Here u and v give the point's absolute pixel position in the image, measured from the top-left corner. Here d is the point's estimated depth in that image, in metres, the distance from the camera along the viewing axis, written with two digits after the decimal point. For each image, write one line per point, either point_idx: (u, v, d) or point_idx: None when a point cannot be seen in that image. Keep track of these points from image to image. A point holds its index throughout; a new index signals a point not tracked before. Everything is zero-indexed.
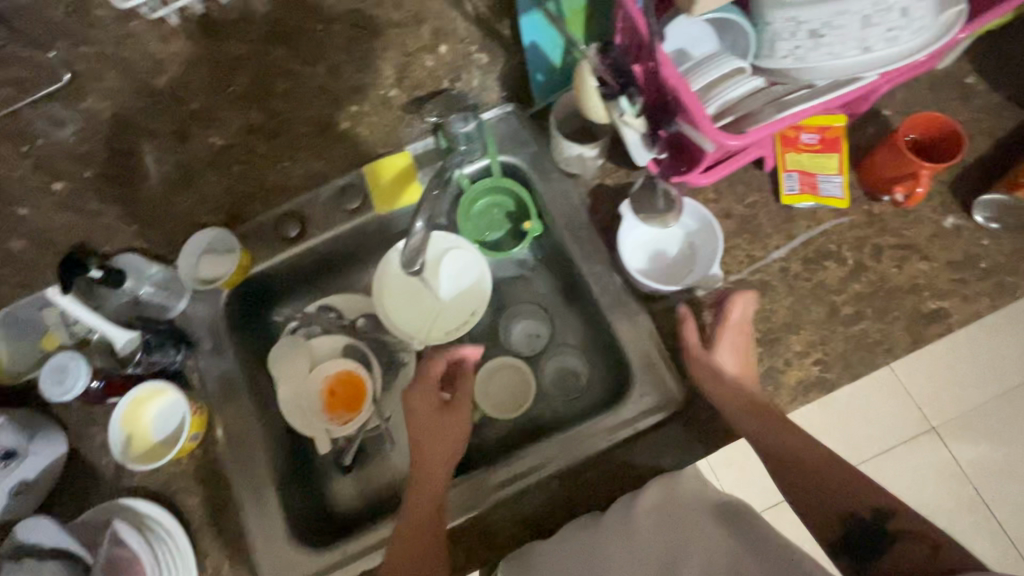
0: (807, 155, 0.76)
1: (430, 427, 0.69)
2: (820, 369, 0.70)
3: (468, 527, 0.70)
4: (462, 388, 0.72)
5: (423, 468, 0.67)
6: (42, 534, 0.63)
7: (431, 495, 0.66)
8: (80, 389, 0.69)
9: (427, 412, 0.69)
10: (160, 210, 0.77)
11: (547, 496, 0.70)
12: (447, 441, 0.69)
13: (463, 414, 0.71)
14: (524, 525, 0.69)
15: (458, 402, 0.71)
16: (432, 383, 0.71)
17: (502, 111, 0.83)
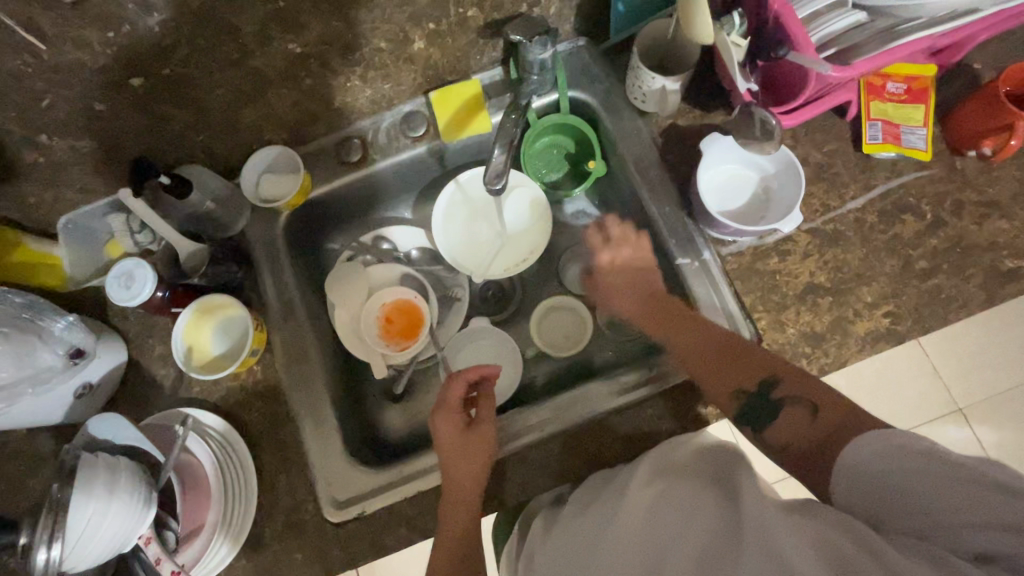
0: (892, 105, 0.73)
1: (455, 447, 0.67)
2: (890, 321, 0.69)
3: (524, 454, 0.70)
4: (482, 412, 0.70)
5: (451, 485, 0.64)
6: (108, 430, 0.61)
7: (464, 513, 0.63)
8: (144, 296, 0.69)
9: (451, 434, 0.67)
10: (230, 126, 0.72)
11: (597, 451, 0.69)
12: (475, 462, 0.66)
13: (486, 432, 0.68)
14: (585, 458, 0.69)
15: (481, 422, 0.69)
16: (456, 405, 0.70)
17: (574, 45, 0.80)
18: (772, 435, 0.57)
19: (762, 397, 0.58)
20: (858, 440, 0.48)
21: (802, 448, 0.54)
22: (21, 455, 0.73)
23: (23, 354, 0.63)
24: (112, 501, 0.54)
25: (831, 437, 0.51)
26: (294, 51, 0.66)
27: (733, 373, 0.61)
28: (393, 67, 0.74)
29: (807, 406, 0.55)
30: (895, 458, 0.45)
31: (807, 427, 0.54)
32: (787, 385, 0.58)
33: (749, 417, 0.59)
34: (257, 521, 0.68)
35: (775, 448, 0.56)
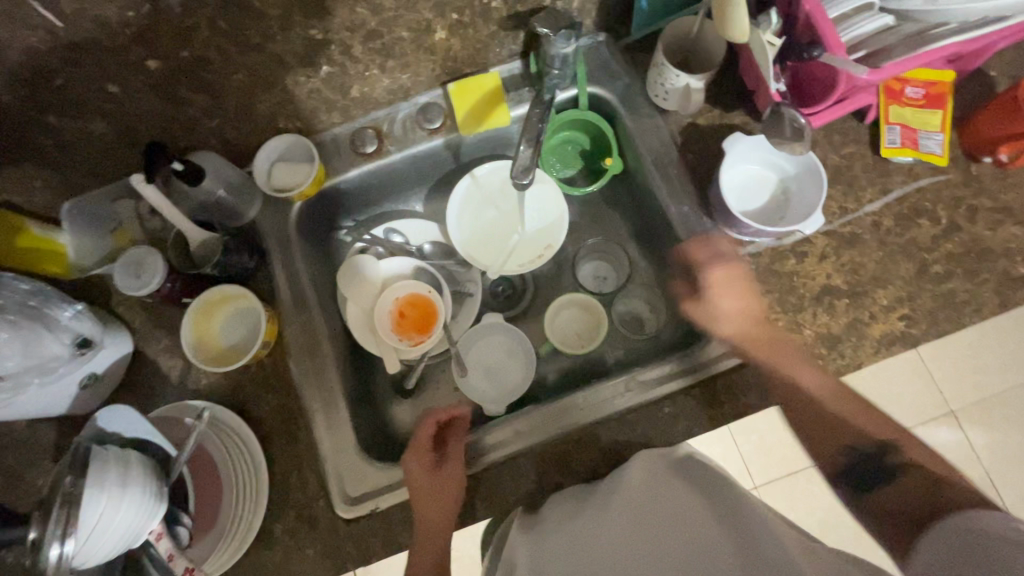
0: (909, 110, 0.74)
1: (424, 493, 0.64)
2: (906, 324, 0.69)
3: (541, 452, 0.69)
4: (451, 450, 0.68)
5: (422, 530, 0.64)
6: (121, 424, 0.60)
7: (439, 547, 0.65)
8: (155, 285, 0.68)
9: (420, 481, 0.65)
10: (246, 111, 0.70)
11: (612, 446, 0.69)
12: (444, 504, 0.64)
13: (457, 474, 0.66)
14: (602, 457, 0.69)
15: (451, 463, 0.67)
16: (424, 449, 0.68)
17: (594, 41, 0.80)
18: (874, 498, 0.59)
19: (875, 462, 0.60)
20: (952, 522, 0.50)
21: (907, 515, 0.55)
22: (24, 445, 0.71)
23: (31, 342, 0.60)
24: (125, 495, 0.53)
25: (937, 509, 0.53)
26: (316, 37, 0.65)
27: (858, 428, 0.63)
28: (414, 57, 0.72)
29: (923, 479, 0.56)
30: (984, 538, 0.47)
31: (918, 498, 0.55)
32: (907, 456, 0.59)
33: (866, 477, 0.60)
34: (266, 517, 0.67)
35: (875, 510, 0.58)
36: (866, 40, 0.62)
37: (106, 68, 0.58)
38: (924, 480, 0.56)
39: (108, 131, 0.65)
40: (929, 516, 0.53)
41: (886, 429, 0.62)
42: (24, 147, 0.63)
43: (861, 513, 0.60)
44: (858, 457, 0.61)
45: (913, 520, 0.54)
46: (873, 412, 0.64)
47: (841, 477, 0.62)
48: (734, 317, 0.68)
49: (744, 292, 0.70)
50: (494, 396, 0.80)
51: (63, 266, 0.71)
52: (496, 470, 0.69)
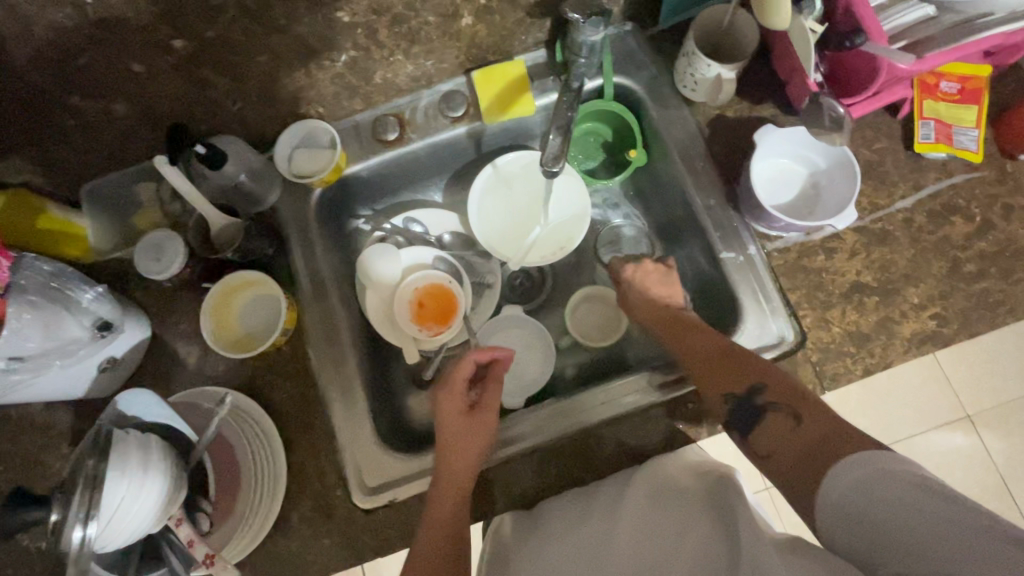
0: (944, 104, 0.72)
1: (456, 431, 0.65)
2: (936, 323, 0.68)
3: (562, 446, 0.68)
4: (485, 396, 0.69)
5: (445, 472, 0.62)
6: (140, 407, 0.59)
7: (455, 497, 0.61)
8: (173, 270, 0.68)
9: (452, 417, 0.66)
10: (269, 95, 0.69)
11: (628, 444, 0.68)
12: (475, 446, 0.64)
13: (489, 418, 0.67)
14: (624, 451, 0.68)
15: (484, 408, 0.67)
16: (458, 390, 0.68)
17: (621, 30, 0.78)
18: (755, 440, 0.56)
19: (747, 402, 0.58)
20: (842, 464, 0.46)
21: (788, 459, 0.52)
22: (41, 428, 0.70)
23: (51, 323, 0.59)
24: (146, 478, 0.53)
25: (819, 447, 0.49)
26: (342, 21, 0.64)
27: (718, 376, 0.61)
28: (438, 42, 0.71)
29: (788, 417, 0.54)
30: (880, 493, 0.42)
31: (790, 436, 0.53)
32: (772, 393, 0.57)
33: (738, 421, 0.58)
34: (283, 505, 0.66)
35: (760, 454, 0.56)
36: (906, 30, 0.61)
37: (133, 48, 0.58)
38: (789, 416, 0.54)
39: (130, 113, 0.65)
40: (814, 459, 0.49)
41: (763, 370, 0.59)
42: (47, 127, 0.62)
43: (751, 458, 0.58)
44: (737, 403, 0.59)
45: (803, 465, 0.49)
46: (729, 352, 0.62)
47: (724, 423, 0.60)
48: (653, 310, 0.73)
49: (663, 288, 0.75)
50: (512, 389, 0.79)
51: (81, 247, 0.71)
52: (516, 464, 0.68)
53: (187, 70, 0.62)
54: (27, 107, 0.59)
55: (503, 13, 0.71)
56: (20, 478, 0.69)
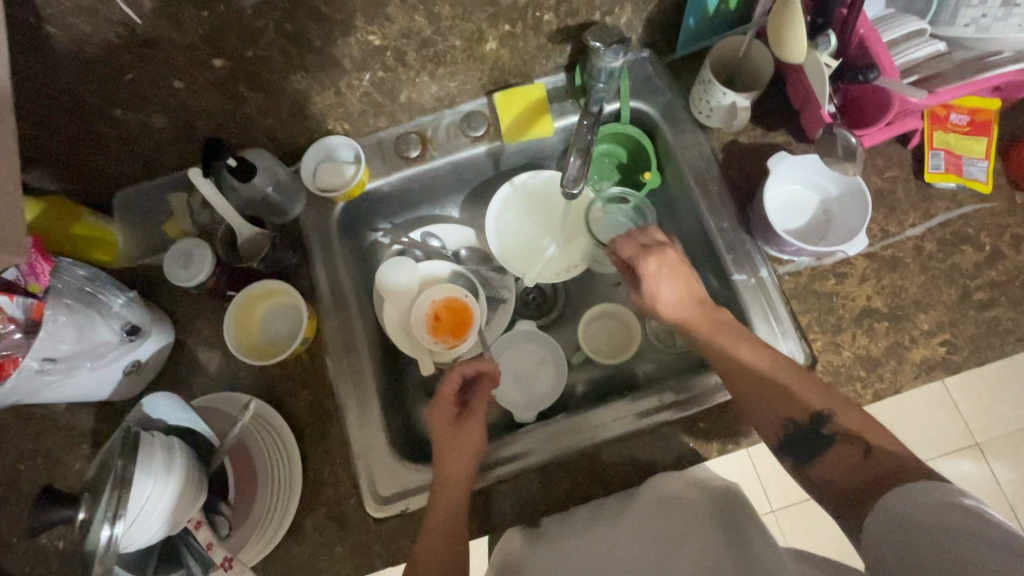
0: (954, 136, 0.74)
1: (445, 438, 0.67)
2: (947, 350, 0.68)
3: (574, 462, 0.69)
4: (473, 405, 0.71)
5: (442, 478, 0.64)
6: (165, 410, 0.61)
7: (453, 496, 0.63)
8: (201, 278, 0.70)
9: (442, 426, 0.68)
10: (299, 111, 0.72)
11: (634, 462, 0.69)
12: (466, 453, 0.66)
13: (478, 421, 0.69)
14: (640, 471, 0.69)
15: (473, 412, 0.70)
16: (450, 399, 0.71)
17: (638, 56, 0.81)
18: (812, 470, 0.55)
19: (811, 430, 0.56)
20: (893, 495, 0.45)
21: (844, 490, 0.52)
22: (64, 427, 0.72)
23: (84, 327, 0.61)
24: (170, 479, 0.54)
25: (874, 483, 0.49)
26: (373, 43, 0.66)
27: (772, 397, 0.59)
28: (463, 64, 0.74)
29: (856, 448, 0.52)
30: (928, 529, 0.41)
31: (852, 468, 0.52)
32: (843, 420, 0.55)
33: (795, 449, 0.57)
34: (297, 512, 0.67)
35: (811, 479, 0.56)
36: (916, 65, 0.64)
37: (175, 65, 0.60)
38: (858, 447, 0.53)
39: (166, 125, 0.67)
40: (868, 496, 0.48)
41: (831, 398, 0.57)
42: (89, 136, 0.65)
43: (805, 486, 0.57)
44: (796, 428, 0.57)
45: (855, 504, 0.49)
46: (799, 375, 0.60)
47: (777, 448, 0.58)
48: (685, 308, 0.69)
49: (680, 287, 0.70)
50: (523, 403, 0.80)
51: (110, 253, 0.73)
52: (526, 479, 0.69)
53: (224, 87, 0.65)
54: (71, 117, 0.62)
55: (526, 39, 0.73)
56: (42, 476, 0.70)
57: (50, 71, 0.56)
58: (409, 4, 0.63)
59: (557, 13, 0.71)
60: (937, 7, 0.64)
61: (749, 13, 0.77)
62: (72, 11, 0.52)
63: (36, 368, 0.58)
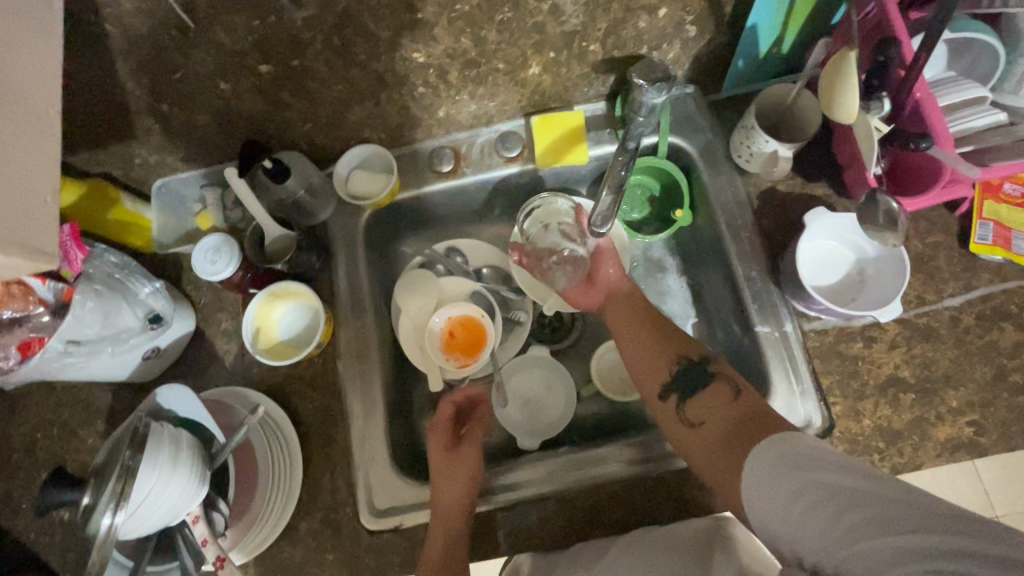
0: (1005, 207, 0.71)
1: (441, 468, 0.68)
2: (974, 432, 0.65)
3: (573, 498, 0.69)
4: (469, 430, 0.73)
5: (438, 511, 0.64)
6: (175, 401, 0.62)
7: (445, 526, 0.63)
8: (230, 270, 0.70)
9: (439, 456, 0.70)
10: (337, 119, 0.73)
11: (633, 500, 0.68)
12: (461, 482, 0.67)
13: (471, 451, 0.70)
14: (631, 509, 0.67)
15: (466, 443, 0.71)
16: (445, 426, 0.73)
17: (683, 92, 0.79)
18: (690, 410, 0.62)
19: (696, 371, 0.65)
20: (760, 447, 0.50)
21: (720, 428, 0.58)
22: (83, 402, 0.75)
23: (110, 313, 0.62)
24: (172, 474, 0.55)
25: (760, 417, 0.55)
26: (417, 60, 0.67)
27: (684, 343, 0.68)
28: (503, 86, 0.73)
29: (728, 387, 0.61)
30: (800, 467, 0.46)
31: (724, 406, 0.60)
32: (720, 365, 0.64)
33: (680, 385, 0.65)
34: (293, 514, 0.68)
35: (689, 423, 0.62)
36: (973, 134, 0.61)
37: (224, 68, 0.62)
38: (730, 388, 0.61)
39: (209, 122, 0.69)
40: (744, 431, 0.55)
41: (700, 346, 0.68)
42: (136, 127, 0.67)
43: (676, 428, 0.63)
44: (685, 366, 0.66)
45: (730, 440, 0.55)
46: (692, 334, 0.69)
47: (666, 384, 0.66)
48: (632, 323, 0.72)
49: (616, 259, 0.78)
50: (528, 428, 0.80)
51: (144, 238, 0.76)
52: (525, 509, 0.68)
53: (268, 91, 0.66)
54: (118, 108, 0.64)
55: (571, 66, 0.73)
56: (57, 447, 0.73)
57: (103, 64, 0.58)
58: (457, 25, 0.63)
59: (603, 45, 0.70)
60: (1002, 75, 0.63)
61: (804, 59, 0.75)
62: (132, 11, 0.54)
63: (60, 349, 0.59)
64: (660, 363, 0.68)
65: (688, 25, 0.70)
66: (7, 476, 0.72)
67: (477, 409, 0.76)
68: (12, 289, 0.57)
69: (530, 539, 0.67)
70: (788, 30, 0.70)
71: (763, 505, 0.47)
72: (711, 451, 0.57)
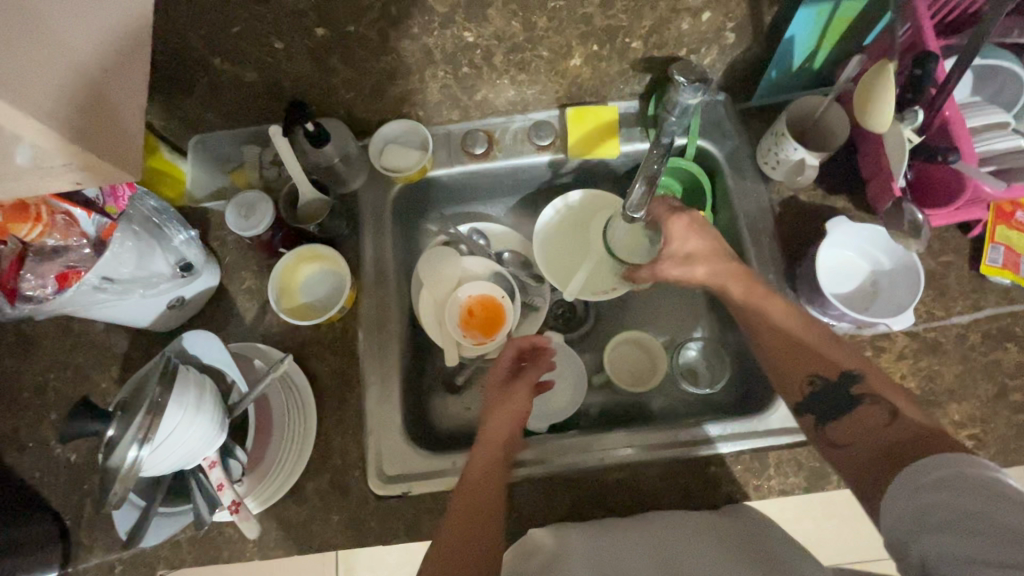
0: (1016, 233, 0.74)
1: (495, 403, 0.69)
2: (973, 444, 0.68)
3: (577, 481, 0.70)
4: (525, 376, 0.71)
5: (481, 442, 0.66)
6: (201, 348, 0.63)
7: (483, 467, 0.63)
8: (258, 228, 0.71)
9: (495, 388, 0.71)
10: (381, 90, 0.75)
11: (637, 486, 0.69)
12: (508, 415, 0.68)
13: (523, 394, 0.70)
14: (636, 495, 0.69)
15: (519, 385, 0.70)
16: (502, 367, 0.72)
17: (713, 98, 0.82)
18: (832, 428, 0.58)
19: (836, 389, 0.59)
20: (921, 465, 0.46)
21: (867, 452, 0.53)
22: (100, 347, 0.75)
23: (144, 256, 0.63)
24: (197, 416, 0.56)
25: (916, 443, 0.49)
26: (466, 40, 0.69)
27: (811, 360, 0.61)
28: (544, 74, 0.76)
29: (880, 412, 0.55)
30: (945, 493, 0.43)
31: (877, 430, 0.54)
32: (867, 385, 0.58)
33: (815, 405, 0.59)
34: (303, 472, 0.69)
35: (834, 443, 0.57)
36: (992, 156, 0.64)
37: (280, 28, 0.63)
38: (885, 410, 0.55)
39: (256, 81, 0.70)
40: (900, 453, 0.50)
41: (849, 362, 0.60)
42: (183, 80, 0.68)
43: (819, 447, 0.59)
44: (822, 386, 0.59)
45: (882, 461, 0.51)
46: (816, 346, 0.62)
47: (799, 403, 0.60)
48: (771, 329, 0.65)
49: (704, 233, 0.72)
50: (536, 412, 0.81)
51: (176, 192, 0.77)
52: (531, 487, 0.70)
53: (319, 55, 0.68)
54: (169, 59, 0.65)
55: (610, 60, 0.75)
56: (71, 390, 0.74)
57: (167, 12, 0.60)
58: (510, 8, 0.65)
59: (645, 43, 0.73)
60: None
61: (830, 77, 0.78)
62: None
63: (93, 285, 0.59)
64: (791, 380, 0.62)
65: (728, 31, 0.72)
66: (16, 414, 0.73)
67: (536, 356, 0.73)
68: (57, 219, 0.58)
69: (537, 514, 0.69)
70: (820, 46, 0.73)
71: (902, 518, 0.45)
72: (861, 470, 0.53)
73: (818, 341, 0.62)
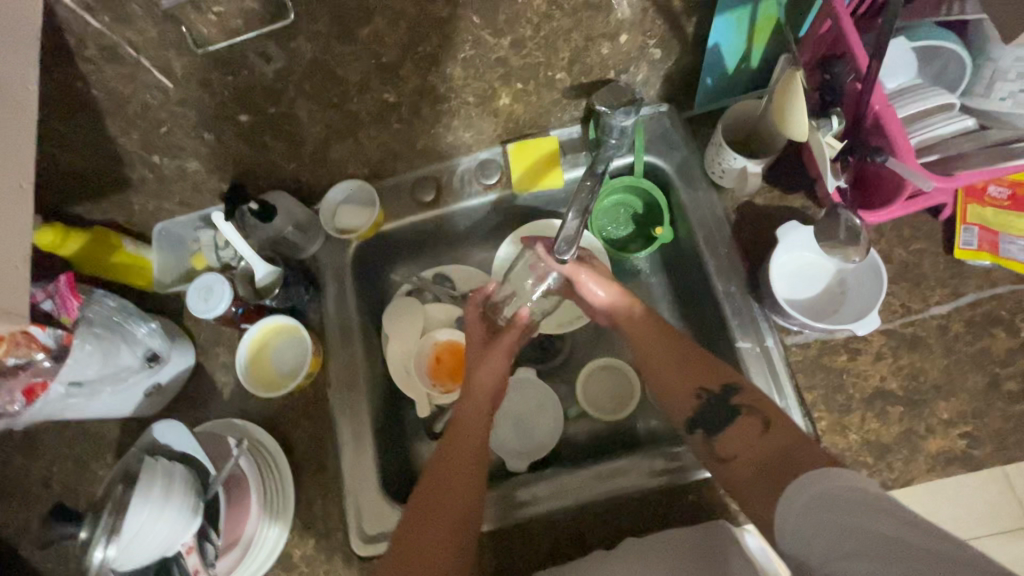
0: (991, 210, 0.69)
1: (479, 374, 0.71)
2: (967, 443, 0.64)
3: (585, 510, 0.69)
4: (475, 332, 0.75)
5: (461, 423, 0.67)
6: (171, 437, 0.66)
7: (471, 459, 0.64)
8: (224, 309, 0.73)
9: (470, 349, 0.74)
10: (321, 157, 0.76)
11: (644, 509, 0.68)
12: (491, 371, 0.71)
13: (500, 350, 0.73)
14: (625, 523, 0.68)
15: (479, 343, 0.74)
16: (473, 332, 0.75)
17: (656, 110, 0.79)
18: (720, 443, 0.61)
19: (721, 402, 0.62)
20: (808, 478, 0.49)
21: (748, 466, 0.57)
22: (93, 436, 0.79)
23: (109, 353, 0.67)
24: (167, 506, 0.58)
25: (784, 454, 0.55)
26: (386, 100, 0.70)
27: (695, 375, 0.65)
28: (477, 117, 0.75)
29: (756, 420, 0.60)
30: (829, 506, 0.46)
31: (753, 440, 0.59)
32: (745, 395, 0.62)
33: (704, 419, 0.63)
34: (287, 542, 0.71)
35: (720, 458, 0.60)
36: (935, 144, 0.61)
37: (204, 120, 0.68)
38: (759, 421, 0.59)
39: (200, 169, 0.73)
40: (778, 465, 0.54)
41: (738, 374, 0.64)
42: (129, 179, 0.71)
43: (706, 460, 0.62)
44: (707, 401, 0.63)
45: (766, 474, 0.55)
46: (704, 359, 0.66)
47: (690, 419, 0.64)
48: (669, 354, 0.67)
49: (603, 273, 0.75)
50: (517, 451, 0.80)
51: (147, 278, 0.79)
52: (549, 520, 0.69)
53: (250, 138, 0.71)
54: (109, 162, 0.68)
55: (537, 93, 0.74)
56: (69, 480, 0.77)
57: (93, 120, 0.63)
58: (422, 65, 0.67)
59: (569, 72, 0.72)
60: (972, 79, 0.62)
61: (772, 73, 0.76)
62: (116, 77, 0.60)
63: (62, 393, 0.64)
64: (682, 397, 0.65)
65: (652, 48, 0.71)
66: (23, 510, 0.77)
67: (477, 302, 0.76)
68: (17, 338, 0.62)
69: (547, 539, 0.68)
70: (751, 48, 0.70)
71: (790, 525, 0.48)
72: (752, 490, 0.55)
73: (702, 354, 0.67)
